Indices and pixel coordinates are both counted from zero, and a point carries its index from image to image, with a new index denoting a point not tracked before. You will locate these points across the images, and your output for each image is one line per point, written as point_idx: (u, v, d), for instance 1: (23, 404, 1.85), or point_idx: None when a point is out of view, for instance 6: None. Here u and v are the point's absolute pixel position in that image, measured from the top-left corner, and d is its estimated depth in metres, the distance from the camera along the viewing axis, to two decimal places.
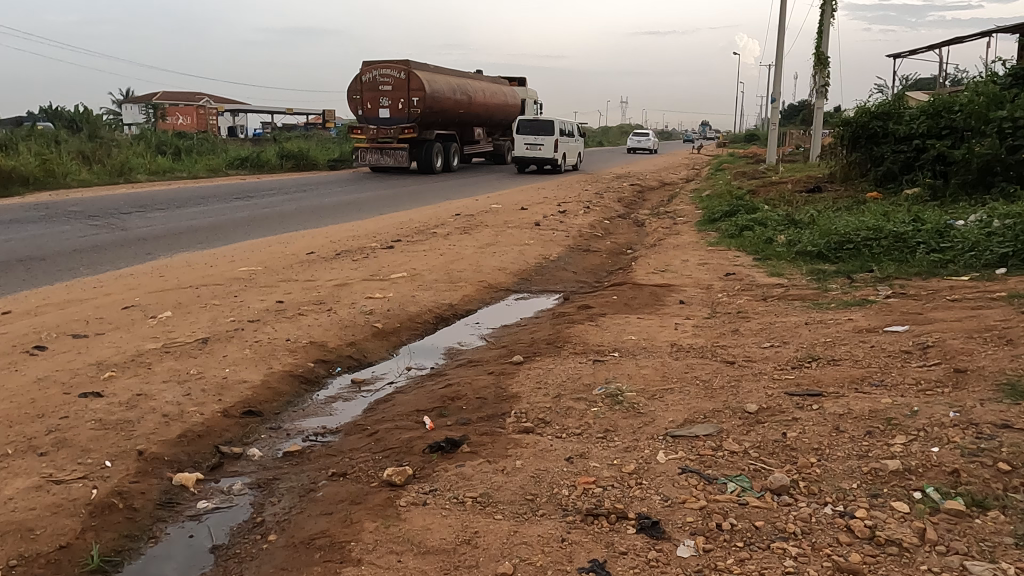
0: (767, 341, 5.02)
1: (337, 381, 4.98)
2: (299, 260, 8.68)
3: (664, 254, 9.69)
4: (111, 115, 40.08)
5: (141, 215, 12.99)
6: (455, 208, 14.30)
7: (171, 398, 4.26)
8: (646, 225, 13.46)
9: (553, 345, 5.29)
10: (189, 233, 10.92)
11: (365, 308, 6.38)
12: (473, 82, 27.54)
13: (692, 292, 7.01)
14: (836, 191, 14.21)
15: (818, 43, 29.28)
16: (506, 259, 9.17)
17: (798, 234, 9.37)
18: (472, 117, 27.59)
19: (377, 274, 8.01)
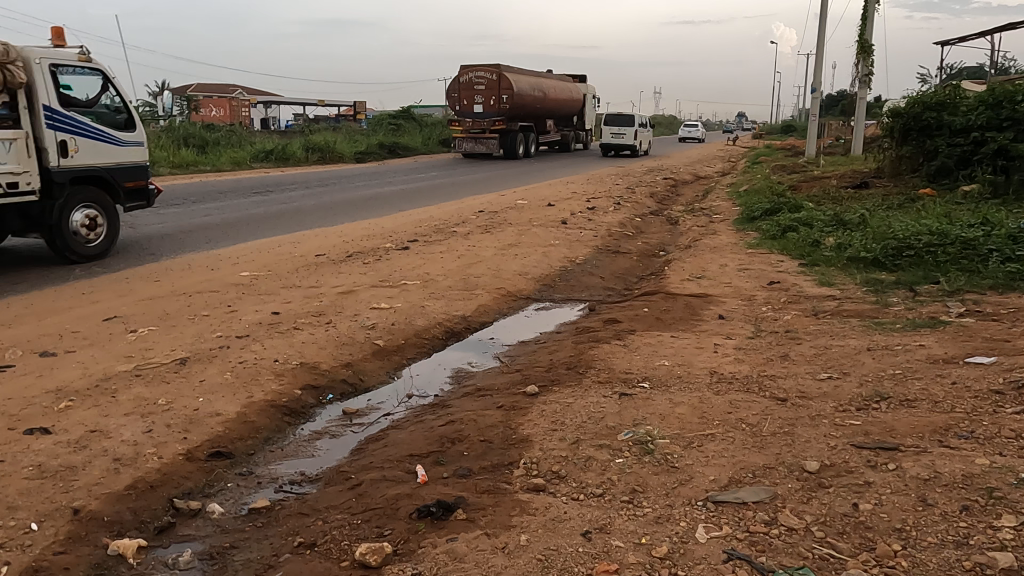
0: (824, 372, 4.30)
1: (326, 411, 4.38)
2: (307, 262, 8.14)
3: (700, 257, 8.97)
4: (143, 107, 40.32)
5: (294, 198, 15.27)
6: (478, 204, 13.71)
7: (129, 436, 3.70)
8: (680, 223, 12.74)
9: (575, 371, 4.63)
10: (200, 230, 10.47)
11: (366, 322, 5.77)
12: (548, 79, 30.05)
13: (731, 305, 6.30)
14: (885, 187, 13.31)
15: (863, 30, 28.05)
16: (527, 262, 8.52)
17: (848, 236, 8.58)
18: (546, 110, 29.90)
19: (387, 280, 7.42)
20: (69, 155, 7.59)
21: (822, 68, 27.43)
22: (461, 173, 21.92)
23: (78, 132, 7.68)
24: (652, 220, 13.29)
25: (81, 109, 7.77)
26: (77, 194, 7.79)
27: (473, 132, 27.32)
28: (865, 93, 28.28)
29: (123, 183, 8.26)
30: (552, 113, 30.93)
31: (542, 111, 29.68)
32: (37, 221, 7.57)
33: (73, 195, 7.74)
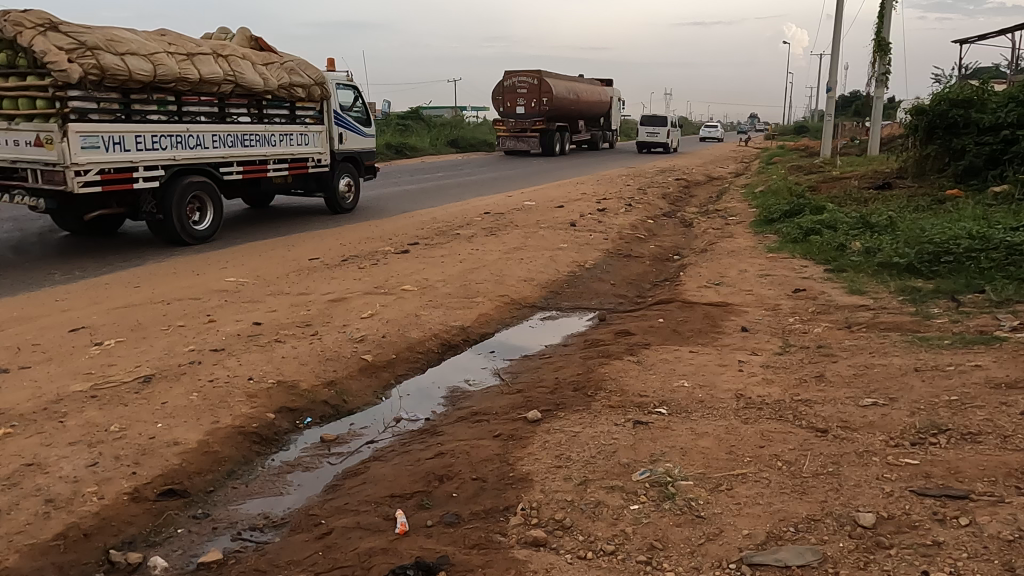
0: (867, 396, 3.77)
1: (302, 439, 3.89)
2: (299, 267, 7.67)
3: (717, 262, 8.44)
4: None
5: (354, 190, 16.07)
6: (484, 205, 13.23)
7: (68, 471, 3.22)
8: (695, 225, 12.21)
9: (583, 393, 4.12)
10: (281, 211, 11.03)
11: (355, 333, 5.28)
12: (581, 84, 31.06)
13: (755, 315, 5.77)
14: (910, 188, 12.74)
15: (880, 28, 27.40)
16: (533, 267, 8.01)
17: (876, 240, 8.03)
18: (580, 114, 30.78)
19: (382, 286, 6.93)
20: (343, 141, 11.67)
21: (838, 67, 26.81)
22: (512, 170, 23.39)
23: (349, 130, 11.75)
24: (665, 222, 12.77)
25: (349, 114, 11.83)
26: (342, 168, 11.81)
27: (513, 132, 28.55)
28: (882, 92, 27.63)
29: (367, 162, 12.52)
30: (584, 115, 31.70)
31: (577, 113, 30.46)
32: (324, 185, 11.57)
33: (341, 168, 11.76)
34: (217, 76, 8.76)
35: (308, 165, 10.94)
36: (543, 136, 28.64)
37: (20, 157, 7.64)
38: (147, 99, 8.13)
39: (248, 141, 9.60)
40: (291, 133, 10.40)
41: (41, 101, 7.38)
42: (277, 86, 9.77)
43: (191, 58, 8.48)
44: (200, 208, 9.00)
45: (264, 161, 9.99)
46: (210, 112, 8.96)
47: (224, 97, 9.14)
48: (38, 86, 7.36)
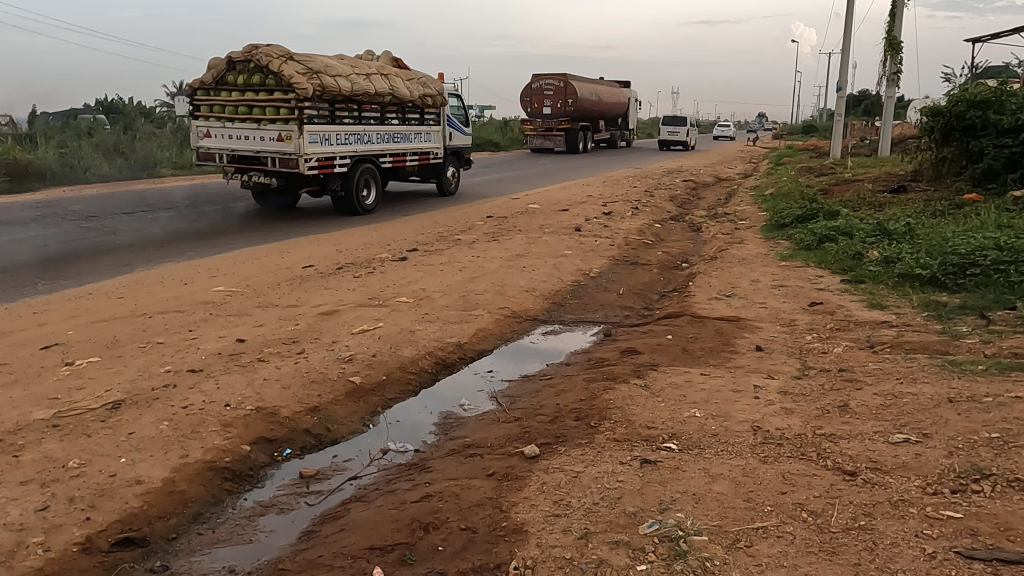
0: (898, 432, 3.42)
1: (280, 474, 3.58)
2: (292, 275, 7.38)
3: (728, 270, 8.12)
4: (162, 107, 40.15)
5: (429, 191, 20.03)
6: (487, 209, 12.92)
7: (14, 517, 2.91)
8: (703, 229, 11.88)
9: (586, 424, 3.79)
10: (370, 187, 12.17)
11: (343, 351, 4.96)
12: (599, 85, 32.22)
13: (769, 332, 5.43)
14: (926, 192, 12.38)
15: (891, 26, 26.94)
16: (536, 276, 7.69)
17: (895, 248, 7.69)
18: (600, 114, 32.22)
19: (376, 297, 6.61)
20: (451, 139, 14.81)
21: (848, 66, 26.39)
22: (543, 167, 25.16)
23: (457, 130, 14.98)
24: (673, 226, 12.45)
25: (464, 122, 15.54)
26: (451, 160, 15.20)
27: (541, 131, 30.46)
28: (893, 92, 27.19)
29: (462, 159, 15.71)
30: (602, 114, 33.13)
31: (597, 114, 32.11)
32: (438, 172, 14.81)
33: (450, 160, 15.18)
34: (405, 96, 12.61)
35: (429, 157, 14.08)
36: (568, 133, 30.42)
37: (263, 149, 10.85)
38: (345, 106, 11.39)
39: (398, 138, 12.92)
40: (424, 132, 13.68)
41: (284, 109, 10.57)
42: (416, 97, 12.95)
43: (369, 77, 11.80)
44: (367, 187, 12.45)
45: (421, 151, 13.66)
46: (373, 120, 12.16)
47: (388, 107, 12.54)
48: (281, 99, 10.58)
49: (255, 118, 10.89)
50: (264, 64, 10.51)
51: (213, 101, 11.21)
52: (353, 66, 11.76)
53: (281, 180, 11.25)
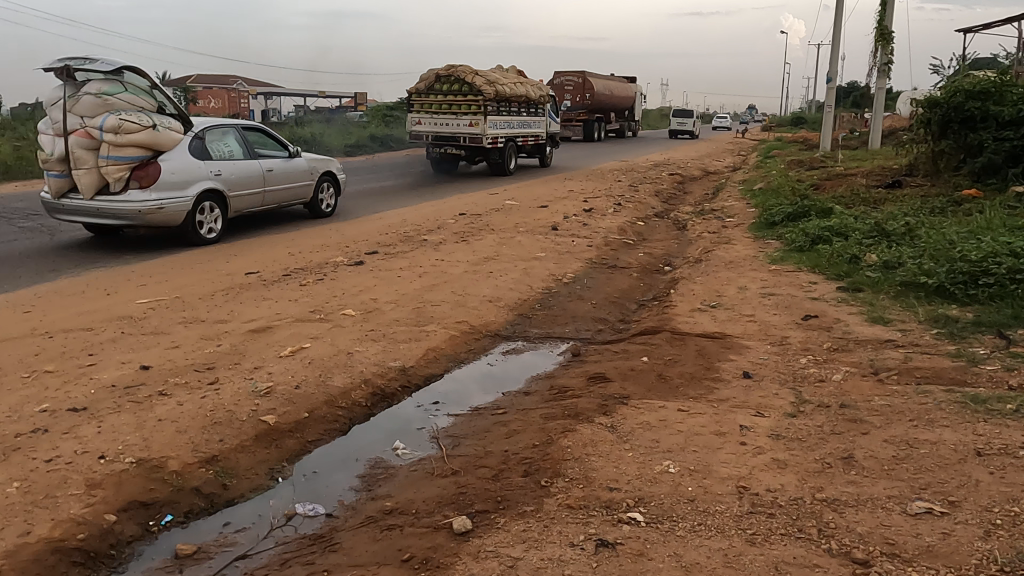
0: (918, 499, 2.75)
1: (150, 555, 2.87)
2: (230, 284, 6.65)
3: (713, 275, 7.45)
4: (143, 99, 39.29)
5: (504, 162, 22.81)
6: (461, 205, 12.21)
7: None
8: (689, 227, 11.24)
9: (535, 484, 3.09)
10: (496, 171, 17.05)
11: (261, 381, 4.25)
12: (615, 82, 33.75)
13: (757, 352, 4.76)
14: (922, 188, 11.77)
15: (882, 16, 26.29)
16: (503, 283, 7.00)
17: (895, 251, 7.04)
18: (613, 106, 33.49)
19: (319, 310, 5.89)
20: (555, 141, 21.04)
21: (838, 57, 25.75)
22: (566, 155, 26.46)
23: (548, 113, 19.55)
24: (657, 223, 11.79)
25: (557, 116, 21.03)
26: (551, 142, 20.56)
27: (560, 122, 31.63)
28: (884, 83, 26.58)
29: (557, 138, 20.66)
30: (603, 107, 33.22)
31: (610, 107, 33.22)
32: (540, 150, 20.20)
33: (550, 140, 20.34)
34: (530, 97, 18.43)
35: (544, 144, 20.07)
36: (586, 125, 31.59)
37: (459, 131, 16.63)
38: (506, 103, 17.22)
39: (527, 125, 18.75)
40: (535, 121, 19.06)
41: (473, 105, 16.41)
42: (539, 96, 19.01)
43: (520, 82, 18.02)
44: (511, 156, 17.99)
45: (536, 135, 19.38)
46: (516, 112, 17.80)
47: (522, 104, 18.19)
48: (472, 99, 16.42)
49: (456, 111, 16.74)
50: (461, 81, 16.47)
51: (427, 101, 17.05)
52: (507, 78, 17.66)
53: (466, 151, 17.10)
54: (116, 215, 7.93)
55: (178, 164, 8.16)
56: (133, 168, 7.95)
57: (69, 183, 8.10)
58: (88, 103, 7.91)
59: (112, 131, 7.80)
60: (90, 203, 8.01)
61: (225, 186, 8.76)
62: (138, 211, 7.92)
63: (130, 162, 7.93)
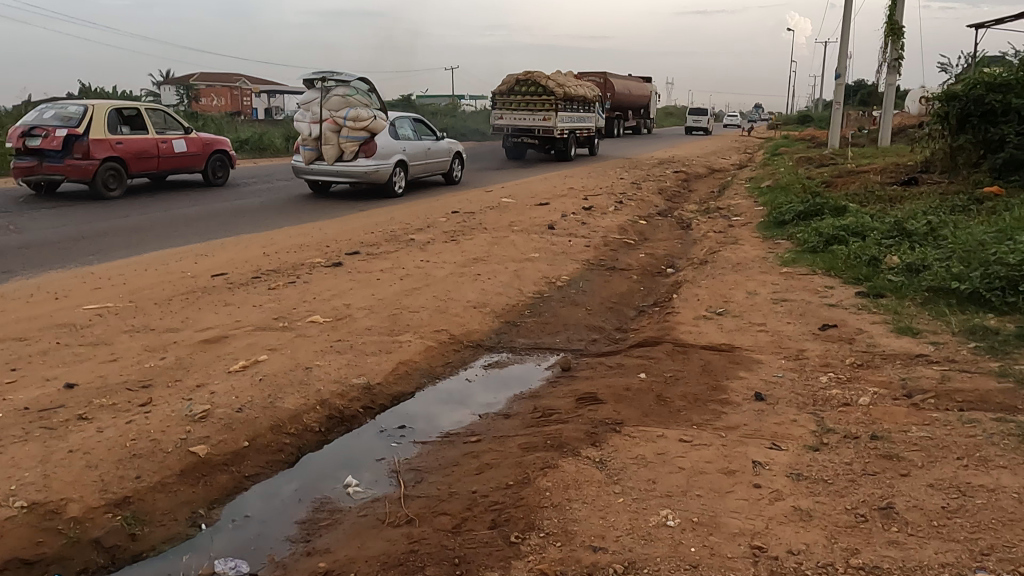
0: (979, 571, 2.19)
1: None
2: (192, 288, 6.10)
3: (720, 278, 6.89)
4: (146, 96, 39.05)
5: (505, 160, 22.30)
6: (455, 203, 11.67)
7: None
8: (694, 226, 10.68)
9: (502, 540, 2.53)
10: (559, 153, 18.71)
11: (198, 403, 3.69)
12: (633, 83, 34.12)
13: (770, 368, 4.20)
14: (940, 185, 11.17)
15: (892, 10, 25.62)
16: (491, 287, 6.44)
17: (919, 253, 6.46)
18: (629, 104, 33.53)
19: (283, 317, 5.34)
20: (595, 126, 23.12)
21: (847, 53, 25.12)
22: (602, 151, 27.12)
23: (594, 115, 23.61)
24: (660, 222, 11.24)
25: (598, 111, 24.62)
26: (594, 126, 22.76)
27: None
28: (894, 79, 25.94)
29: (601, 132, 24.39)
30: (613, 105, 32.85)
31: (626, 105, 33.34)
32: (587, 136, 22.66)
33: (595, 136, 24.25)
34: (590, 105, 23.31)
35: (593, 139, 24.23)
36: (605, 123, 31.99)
37: (534, 125, 20.72)
38: (570, 101, 21.00)
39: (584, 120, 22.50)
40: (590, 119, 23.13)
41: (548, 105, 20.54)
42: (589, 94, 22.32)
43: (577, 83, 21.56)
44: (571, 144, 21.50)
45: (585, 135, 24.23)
46: (575, 108, 21.56)
47: (580, 103, 21.91)
48: (546, 98, 20.41)
49: (533, 107, 20.70)
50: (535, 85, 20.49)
51: (507, 100, 20.98)
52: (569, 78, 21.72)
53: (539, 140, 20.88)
54: (352, 175, 12.13)
55: (384, 141, 12.32)
56: (361, 144, 12.05)
57: (315, 154, 12.36)
58: (337, 101, 11.96)
59: (354, 120, 11.84)
60: (333, 168, 12.20)
61: (408, 158, 12.97)
62: (365, 173, 12.14)
63: (358, 140, 12.01)
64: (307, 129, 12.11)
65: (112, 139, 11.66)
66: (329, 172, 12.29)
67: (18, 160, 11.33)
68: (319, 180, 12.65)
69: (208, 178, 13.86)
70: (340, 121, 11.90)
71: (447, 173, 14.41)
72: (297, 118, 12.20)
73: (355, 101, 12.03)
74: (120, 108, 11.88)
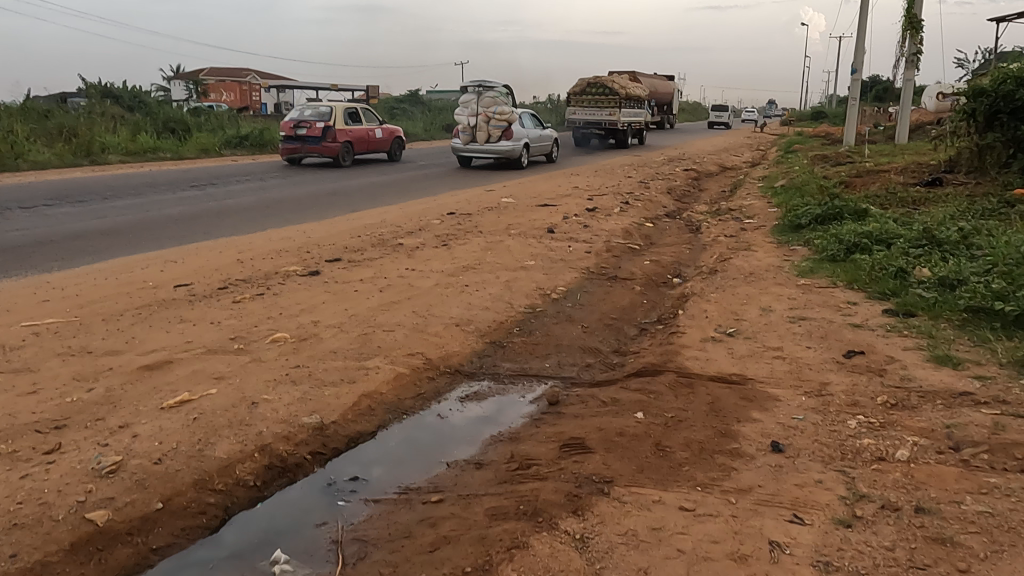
0: None
1: None
2: (147, 301, 5.56)
3: (731, 290, 6.29)
4: (154, 91, 38.68)
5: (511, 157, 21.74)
6: (451, 204, 11.11)
7: None
8: (703, 229, 10.07)
9: None
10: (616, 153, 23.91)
11: (111, 451, 3.14)
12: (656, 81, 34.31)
13: (789, 409, 3.60)
14: (967, 186, 10.49)
15: (911, 3, 24.76)
16: (478, 300, 5.87)
17: (953, 265, 5.85)
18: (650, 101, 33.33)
19: (240, 337, 4.78)
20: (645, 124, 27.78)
21: (863, 48, 24.32)
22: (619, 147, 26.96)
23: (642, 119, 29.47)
24: (667, 224, 10.64)
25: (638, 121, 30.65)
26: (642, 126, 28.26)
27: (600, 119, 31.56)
28: (911, 75, 25.12)
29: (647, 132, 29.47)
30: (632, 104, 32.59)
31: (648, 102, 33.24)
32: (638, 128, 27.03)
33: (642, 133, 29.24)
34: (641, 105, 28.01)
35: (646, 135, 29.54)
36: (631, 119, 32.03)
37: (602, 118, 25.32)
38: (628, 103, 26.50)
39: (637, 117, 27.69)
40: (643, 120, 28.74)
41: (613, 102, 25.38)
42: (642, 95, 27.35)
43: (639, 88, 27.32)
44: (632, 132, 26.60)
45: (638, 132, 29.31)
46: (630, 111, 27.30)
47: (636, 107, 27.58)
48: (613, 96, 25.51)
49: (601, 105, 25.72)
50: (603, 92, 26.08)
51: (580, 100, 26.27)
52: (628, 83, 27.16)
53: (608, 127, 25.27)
54: (495, 152, 17.09)
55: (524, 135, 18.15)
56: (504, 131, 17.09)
57: (471, 137, 17.30)
58: (488, 99, 16.86)
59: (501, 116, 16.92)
60: (483, 147, 17.12)
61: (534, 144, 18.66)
62: (505, 151, 17.11)
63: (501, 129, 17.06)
64: (466, 121, 17.23)
65: (345, 128, 17.58)
66: (479, 151, 17.24)
67: (289, 143, 17.44)
68: (471, 156, 17.64)
69: (394, 156, 19.97)
70: (492, 114, 16.90)
71: (553, 156, 19.92)
72: (458, 113, 17.29)
73: (501, 100, 16.94)
74: (352, 111, 18.24)
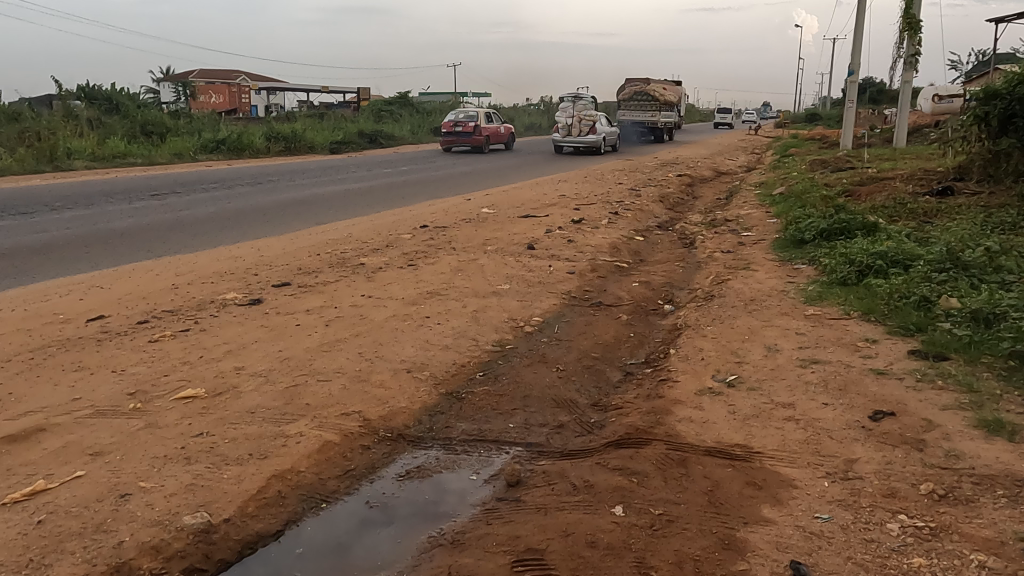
0: None
1: None
2: (45, 341, 4.74)
3: (730, 320, 5.53)
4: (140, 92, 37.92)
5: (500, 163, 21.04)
6: (425, 216, 10.34)
7: None
8: (697, 243, 9.33)
9: None
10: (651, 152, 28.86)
11: None
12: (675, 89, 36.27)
13: (809, 502, 2.82)
14: (981, 197, 9.74)
15: (909, 3, 24.06)
16: (440, 335, 5.08)
17: (986, 295, 5.10)
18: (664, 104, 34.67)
19: (140, 391, 3.96)
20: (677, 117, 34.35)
21: (860, 49, 23.65)
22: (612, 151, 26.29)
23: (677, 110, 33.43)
24: (659, 237, 9.90)
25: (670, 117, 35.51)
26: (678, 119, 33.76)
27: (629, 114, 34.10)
28: (910, 77, 24.42)
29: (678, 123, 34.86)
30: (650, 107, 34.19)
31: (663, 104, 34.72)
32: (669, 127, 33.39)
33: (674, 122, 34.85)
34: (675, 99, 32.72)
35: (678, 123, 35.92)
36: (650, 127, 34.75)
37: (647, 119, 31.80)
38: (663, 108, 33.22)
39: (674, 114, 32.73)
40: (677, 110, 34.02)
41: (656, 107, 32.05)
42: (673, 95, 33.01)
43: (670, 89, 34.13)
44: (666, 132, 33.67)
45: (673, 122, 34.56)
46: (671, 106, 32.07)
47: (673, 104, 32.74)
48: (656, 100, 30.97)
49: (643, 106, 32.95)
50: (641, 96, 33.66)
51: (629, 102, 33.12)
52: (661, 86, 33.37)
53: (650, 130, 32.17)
54: (584, 144, 24.20)
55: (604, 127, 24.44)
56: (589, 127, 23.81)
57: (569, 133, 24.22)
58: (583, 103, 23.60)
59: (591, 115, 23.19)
60: (576, 141, 24.24)
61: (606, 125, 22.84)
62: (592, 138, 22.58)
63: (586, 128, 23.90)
64: (567, 120, 24.25)
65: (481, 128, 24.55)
66: (573, 141, 24.34)
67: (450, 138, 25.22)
68: (565, 147, 24.47)
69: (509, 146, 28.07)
70: (583, 115, 24.01)
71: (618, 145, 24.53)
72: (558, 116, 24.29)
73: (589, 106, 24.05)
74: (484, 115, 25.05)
